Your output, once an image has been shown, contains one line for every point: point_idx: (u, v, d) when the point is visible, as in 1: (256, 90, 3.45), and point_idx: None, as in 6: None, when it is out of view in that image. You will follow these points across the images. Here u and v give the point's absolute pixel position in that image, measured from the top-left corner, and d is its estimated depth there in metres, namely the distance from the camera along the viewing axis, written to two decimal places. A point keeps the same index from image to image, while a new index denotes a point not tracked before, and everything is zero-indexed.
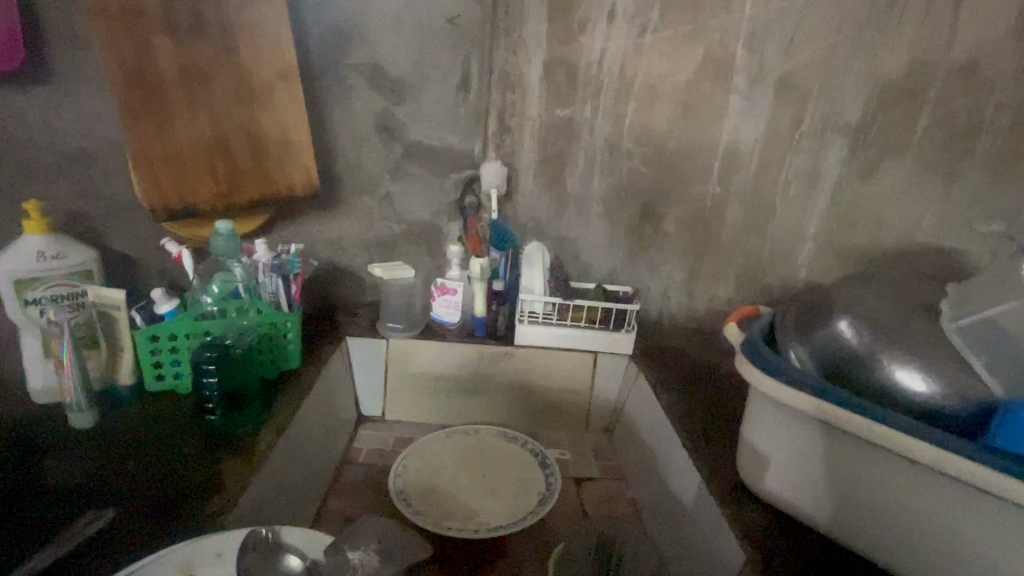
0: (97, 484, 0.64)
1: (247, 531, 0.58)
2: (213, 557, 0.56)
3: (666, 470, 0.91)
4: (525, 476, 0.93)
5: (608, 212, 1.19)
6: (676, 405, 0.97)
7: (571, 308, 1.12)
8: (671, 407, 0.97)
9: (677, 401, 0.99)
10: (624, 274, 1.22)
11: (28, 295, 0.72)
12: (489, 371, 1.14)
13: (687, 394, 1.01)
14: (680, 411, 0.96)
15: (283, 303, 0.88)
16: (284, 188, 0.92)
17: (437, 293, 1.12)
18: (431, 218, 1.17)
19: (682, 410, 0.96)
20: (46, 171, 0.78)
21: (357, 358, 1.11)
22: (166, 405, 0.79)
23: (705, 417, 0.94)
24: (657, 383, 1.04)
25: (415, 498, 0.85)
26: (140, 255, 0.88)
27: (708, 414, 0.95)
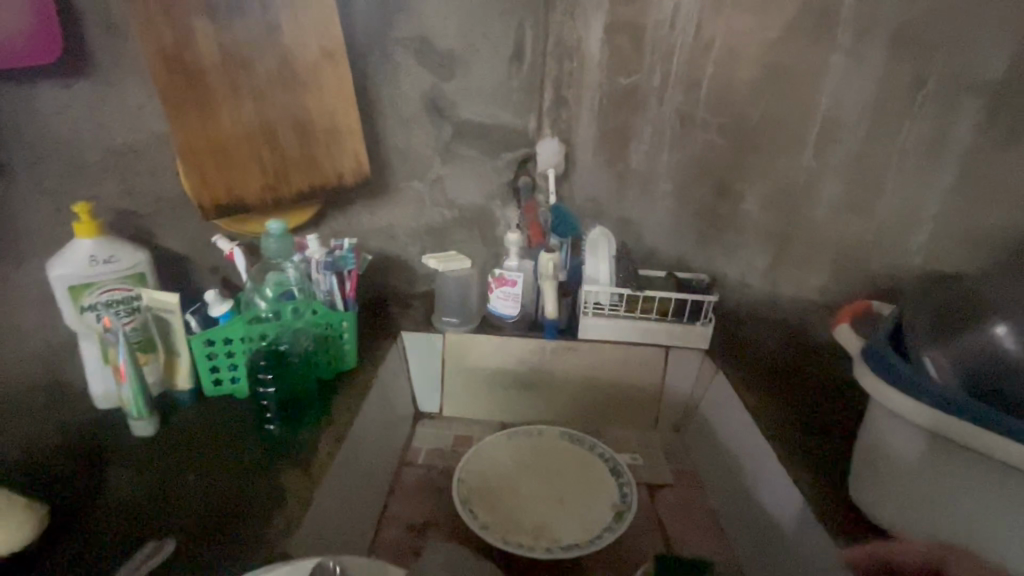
0: (158, 501, 0.61)
1: (317, 562, 0.54)
2: None
3: (757, 483, 0.82)
4: (597, 485, 0.86)
5: (681, 191, 1.06)
6: (760, 409, 0.89)
7: (640, 299, 1.02)
8: (755, 412, 0.89)
9: (763, 407, 0.90)
10: (697, 260, 1.10)
11: (84, 301, 0.70)
12: (551, 365, 1.05)
13: (772, 399, 0.92)
14: (766, 418, 0.87)
15: (338, 302, 0.82)
16: (334, 176, 0.86)
17: (494, 285, 1.03)
18: (483, 202, 1.07)
19: (768, 417, 0.87)
20: (94, 170, 0.74)
21: (412, 353, 1.04)
22: (226, 410, 0.76)
23: (796, 427, 0.85)
24: (739, 384, 0.95)
25: (480, 508, 0.81)
26: (191, 253, 0.84)
27: (799, 423, 0.86)
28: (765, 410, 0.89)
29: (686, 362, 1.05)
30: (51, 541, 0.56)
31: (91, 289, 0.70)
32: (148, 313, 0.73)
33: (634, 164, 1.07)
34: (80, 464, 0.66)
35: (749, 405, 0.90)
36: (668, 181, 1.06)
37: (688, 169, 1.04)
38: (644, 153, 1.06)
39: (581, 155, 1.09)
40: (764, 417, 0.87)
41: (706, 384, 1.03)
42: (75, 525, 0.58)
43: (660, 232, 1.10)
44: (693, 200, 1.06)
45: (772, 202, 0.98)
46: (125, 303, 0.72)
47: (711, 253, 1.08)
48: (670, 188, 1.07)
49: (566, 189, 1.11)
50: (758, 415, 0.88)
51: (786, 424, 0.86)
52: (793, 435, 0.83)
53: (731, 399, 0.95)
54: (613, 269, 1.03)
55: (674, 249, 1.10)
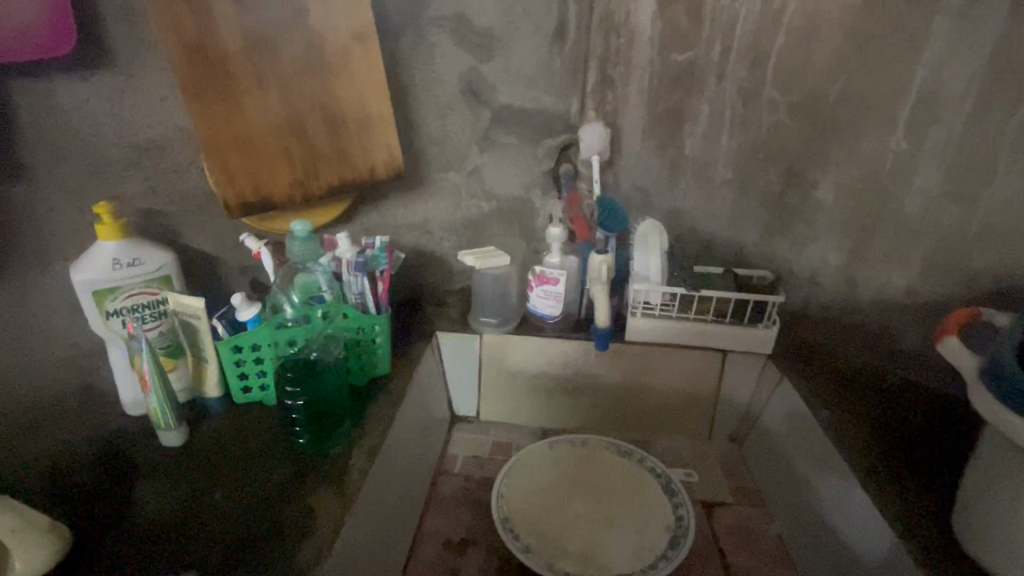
0: (185, 521, 0.58)
1: None
2: None
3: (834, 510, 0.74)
4: (649, 504, 0.79)
5: (744, 180, 0.94)
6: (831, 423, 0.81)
7: (696, 299, 0.91)
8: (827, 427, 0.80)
9: (835, 423, 0.81)
10: (760, 256, 0.99)
11: (109, 306, 0.67)
12: (597, 369, 0.97)
13: (850, 414, 0.83)
14: (843, 437, 0.78)
15: (370, 305, 0.78)
16: (366, 170, 0.80)
17: (534, 282, 0.94)
18: (522, 191, 0.97)
19: (848, 436, 0.78)
20: (117, 167, 0.71)
21: (447, 355, 0.98)
22: (255, 419, 0.72)
23: (874, 450, 0.76)
24: (810, 396, 0.86)
25: (523, 529, 0.75)
26: (219, 253, 0.81)
27: (876, 443, 0.77)
28: (840, 427, 0.80)
29: (744, 367, 0.96)
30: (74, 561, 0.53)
31: (115, 293, 0.67)
32: (175, 318, 0.70)
33: (687, 149, 0.94)
34: (107, 475, 0.63)
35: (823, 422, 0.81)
36: (728, 168, 0.94)
37: (754, 155, 0.92)
38: (700, 137, 0.93)
39: (628, 139, 0.95)
40: (836, 434, 0.79)
41: (769, 393, 0.93)
42: (98, 543, 0.55)
43: (720, 226, 0.99)
44: (757, 189, 0.94)
45: (850, 191, 0.90)
46: (151, 307, 0.69)
47: (775, 246, 0.97)
48: (730, 176, 0.94)
49: (610, 175, 0.97)
50: (833, 432, 0.79)
51: (864, 444, 0.77)
52: (869, 455, 0.75)
53: (803, 412, 0.85)
54: (665, 266, 0.92)
55: (733, 243, 0.99)
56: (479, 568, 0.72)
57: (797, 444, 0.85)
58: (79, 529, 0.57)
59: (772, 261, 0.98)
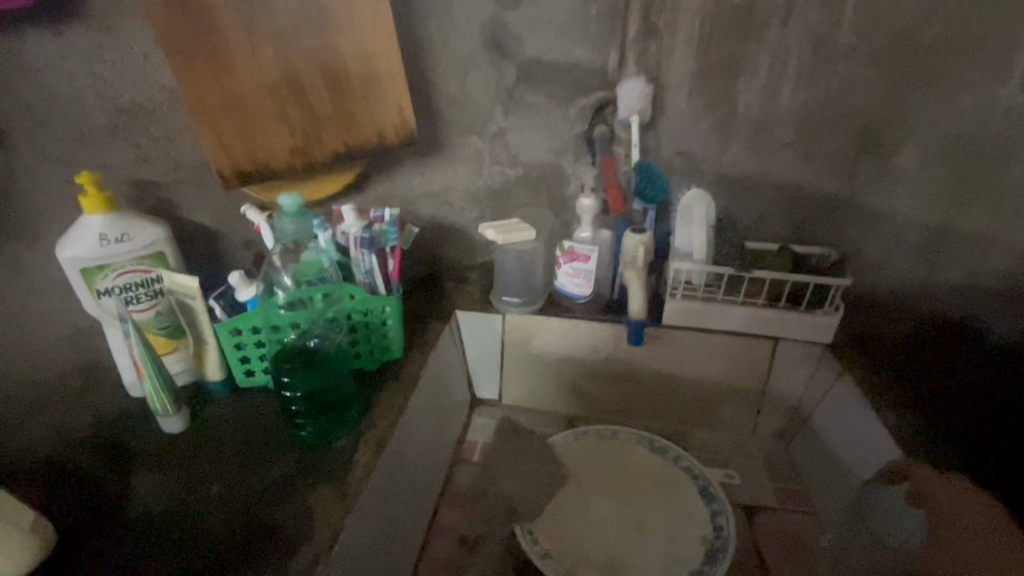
0: (177, 519, 0.55)
1: None
2: None
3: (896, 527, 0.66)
4: (681, 509, 0.72)
5: (809, 143, 0.82)
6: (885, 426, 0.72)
7: (746, 280, 0.80)
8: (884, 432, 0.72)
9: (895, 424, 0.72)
10: (822, 231, 0.87)
11: (100, 285, 0.63)
12: (631, 356, 0.87)
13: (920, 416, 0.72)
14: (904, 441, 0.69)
15: (379, 287, 0.71)
16: (374, 135, 0.72)
17: (562, 259, 0.85)
18: (551, 157, 0.87)
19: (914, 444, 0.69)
20: (102, 133, 0.67)
21: (468, 335, 0.90)
22: (259, 406, 0.68)
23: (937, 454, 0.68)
24: (875, 395, 0.75)
25: (541, 531, 0.69)
26: (219, 227, 0.76)
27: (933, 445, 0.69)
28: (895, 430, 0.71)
29: (800, 358, 0.84)
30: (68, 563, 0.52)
31: (106, 271, 0.63)
32: (171, 297, 0.66)
33: (741, 107, 0.81)
34: (107, 465, 0.61)
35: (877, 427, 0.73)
36: (790, 129, 0.81)
37: (822, 113, 0.79)
38: (758, 93, 0.80)
39: (671, 96, 0.82)
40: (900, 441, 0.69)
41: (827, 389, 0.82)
42: (93, 543, 0.54)
43: (775, 196, 0.86)
44: (825, 154, 0.82)
45: (939, 157, 0.78)
46: (145, 286, 0.65)
47: (845, 219, 0.85)
48: (792, 138, 0.82)
49: (650, 139, 0.85)
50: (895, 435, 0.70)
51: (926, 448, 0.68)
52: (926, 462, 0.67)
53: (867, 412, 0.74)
54: (712, 242, 0.81)
55: (792, 214, 0.87)
56: (493, 570, 0.67)
57: (860, 450, 0.74)
58: (76, 525, 0.55)
59: (835, 239, 0.87)
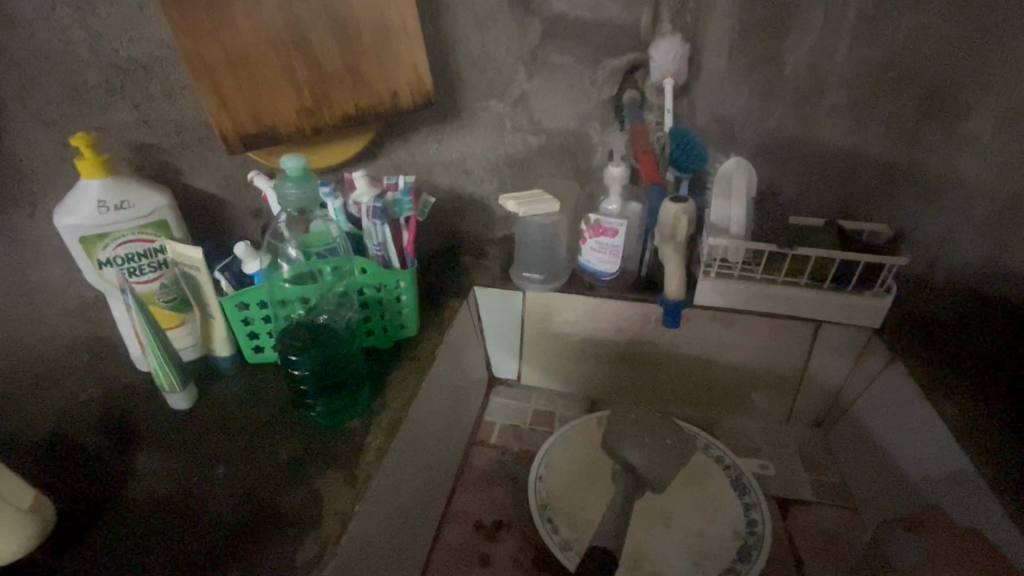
0: (183, 499, 0.54)
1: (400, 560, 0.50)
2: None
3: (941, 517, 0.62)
4: (713, 502, 0.68)
5: (865, 108, 0.74)
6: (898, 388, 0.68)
7: (789, 258, 0.74)
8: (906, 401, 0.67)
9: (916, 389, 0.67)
10: (873, 205, 0.80)
11: (100, 255, 0.60)
12: (659, 338, 0.82)
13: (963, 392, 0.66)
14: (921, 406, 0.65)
15: (392, 261, 0.67)
16: (386, 95, 0.67)
17: (588, 234, 0.78)
18: (577, 124, 0.80)
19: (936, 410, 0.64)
20: (99, 93, 0.64)
21: (486, 313, 0.86)
22: (269, 383, 0.66)
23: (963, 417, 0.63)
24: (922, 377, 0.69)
25: (562, 520, 0.66)
26: (226, 195, 0.74)
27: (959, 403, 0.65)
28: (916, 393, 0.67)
29: (843, 343, 0.78)
30: (73, 546, 0.50)
31: (105, 241, 0.60)
32: (176, 268, 0.63)
33: (789, 67, 0.73)
34: (116, 445, 0.60)
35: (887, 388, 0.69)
36: (844, 91, 0.73)
37: (882, 73, 0.71)
38: (809, 52, 0.71)
39: (710, 56, 0.74)
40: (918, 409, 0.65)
41: (872, 377, 0.76)
42: (98, 526, 0.52)
43: (823, 167, 0.79)
44: (883, 119, 0.74)
45: (1015, 122, 0.70)
46: (148, 257, 0.62)
47: (900, 193, 0.78)
48: (845, 102, 0.74)
49: (684, 106, 0.78)
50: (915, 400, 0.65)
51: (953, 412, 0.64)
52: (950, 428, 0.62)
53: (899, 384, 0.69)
54: (750, 214, 0.75)
55: (840, 186, 0.79)
56: (512, 559, 0.64)
57: (910, 444, 0.68)
58: (82, 508, 0.54)
59: (887, 215, 0.80)
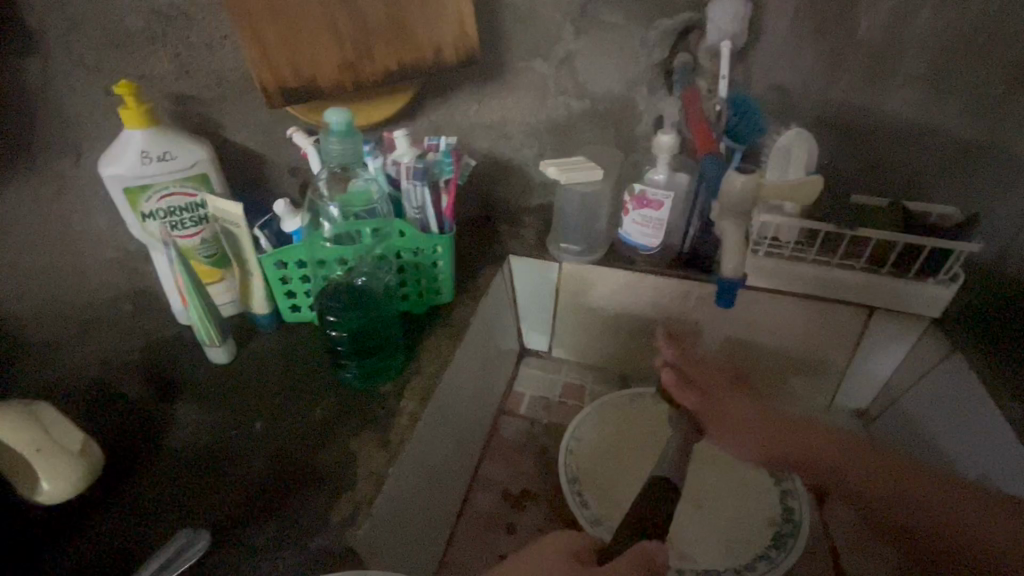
0: (222, 452, 0.55)
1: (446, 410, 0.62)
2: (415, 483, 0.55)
3: None
4: (746, 488, 0.66)
5: (944, 78, 0.67)
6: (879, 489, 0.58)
7: (846, 239, 0.68)
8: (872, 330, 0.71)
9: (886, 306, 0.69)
10: (943, 186, 0.74)
11: (143, 207, 0.61)
12: (699, 317, 0.79)
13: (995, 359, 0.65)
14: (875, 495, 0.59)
15: (430, 224, 0.66)
16: (430, 51, 0.64)
17: (630, 205, 0.75)
18: (625, 89, 0.75)
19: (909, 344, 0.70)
20: (141, 41, 0.63)
21: (520, 282, 0.84)
22: (304, 343, 0.66)
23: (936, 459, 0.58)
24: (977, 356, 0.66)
25: (591, 494, 0.65)
26: (265, 150, 0.73)
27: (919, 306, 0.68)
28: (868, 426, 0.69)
29: (895, 331, 0.74)
30: (119, 492, 0.52)
31: (148, 193, 0.60)
32: (215, 224, 0.63)
33: (862, 31, 0.66)
34: (158, 397, 0.61)
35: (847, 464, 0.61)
36: (923, 59, 0.67)
37: (967, 39, 0.65)
38: (887, 14, 0.65)
39: (778, 15, 0.68)
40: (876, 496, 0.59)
41: (925, 369, 0.72)
42: (142, 475, 0.53)
43: (891, 142, 0.73)
44: (965, 91, 0.68)
45: None
46: (190, 211, 0.62)
47: (974, 173, 0.72)
48: (923, 72, 0.68)
49: (740, 71, 0.72)
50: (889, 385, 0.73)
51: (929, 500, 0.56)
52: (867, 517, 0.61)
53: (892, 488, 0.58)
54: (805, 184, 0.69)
55: (908, 163, 0.74)
56: (539, 528, 0.64)
57: (971, 438, 0.64)
58: (126, 455, 0.55)
59: (957, 197, 0.74)
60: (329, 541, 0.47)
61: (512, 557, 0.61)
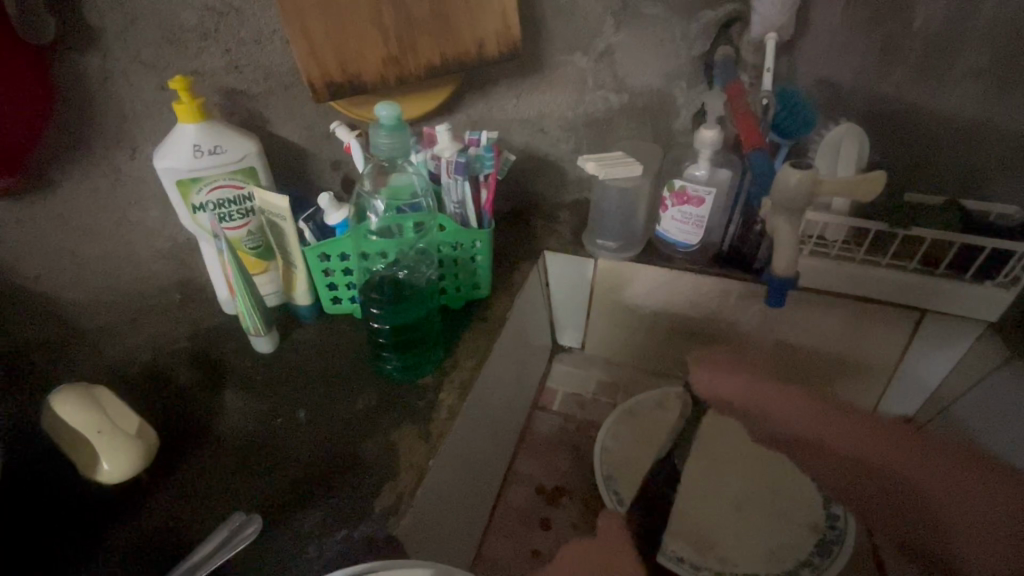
0: (267, 438, 0.56)
1: (476, 405, 0.61)
2: (451, 474, 0.56)
3: None
4: (787, 492, 0.64)
5: (1008, 70, 0.64)
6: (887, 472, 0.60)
7: (898, 238, 0.67)
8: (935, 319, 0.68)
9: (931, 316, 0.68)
10: (1003, 185, 0.71)
11: (194, 200, 0.62)
12: (739, 317, 0.77)
13: None
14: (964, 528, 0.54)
15: (469, 218, 0.66)
16: (473, 47, 0.65)
17: (669, 201, 0.73)
18: (665, 83, 0.74)
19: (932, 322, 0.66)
20: (193, 37, 0.65)
21: (554, 277, 0.83)
22: (344, 334, 0.68)
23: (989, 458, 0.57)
24: None
25: (629, 493, 0.63)
26: (308, 145, 0.75)
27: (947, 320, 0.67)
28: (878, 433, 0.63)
29: (948, 334, 0.71)
30: (170, 476, 0.54)
31: (199, 186, 0.62)
32: (262, 216, 0.65)
33: (919, 22, 0.64)
34: (205, 383, 0.63)
35: (921, 471, 0.58)
36: (986, 50, 0.64)
37: None
38: (946, 2, 0.62)
39: (828, 3, 0.65)
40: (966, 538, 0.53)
41: (979, 376, 0.69)
42: (192, 461, 0.55)
43: (948, 139, 0.70)
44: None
45: None
46: (237, 203, 0.64)
47: None
48: (984, 65, 0.64)
49: (784, 64, 0.70)
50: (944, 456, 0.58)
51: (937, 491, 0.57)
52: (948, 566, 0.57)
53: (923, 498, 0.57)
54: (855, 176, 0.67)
55: (965, 160, 0.70)
56: (574, 526, 0.63)
57: None
58: (174, 439, 0.57)
59: (1017, 196, 0.71)
60: (371, 528, 0.48)
61: (547, 553, 0.61)
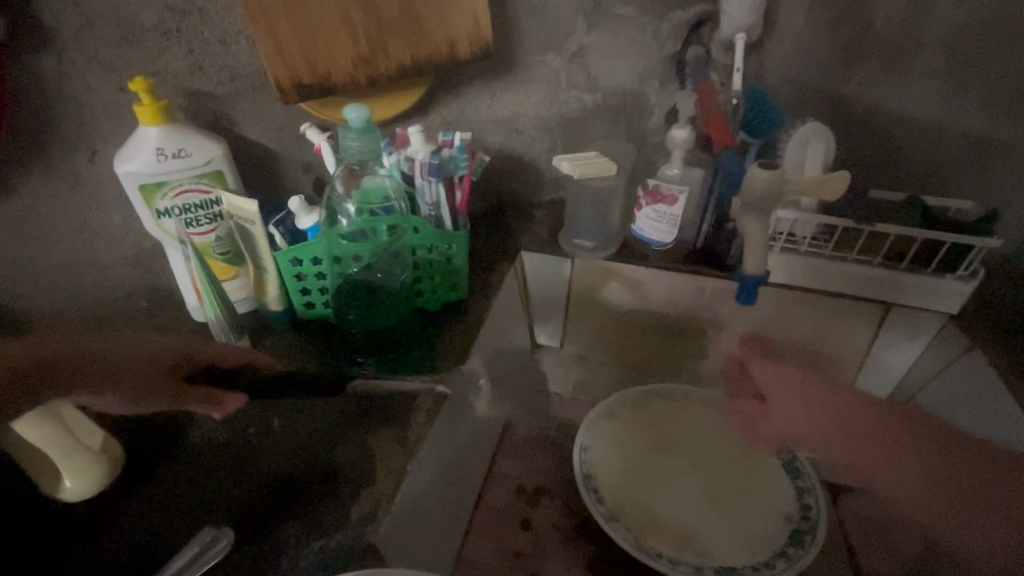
0: (240, 448, 0.55)
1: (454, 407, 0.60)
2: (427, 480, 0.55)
3: None
4: (761, 483, 0.65)
5: (962, 71, 0.67)
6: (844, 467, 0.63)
7: (864, 234, 0.68)
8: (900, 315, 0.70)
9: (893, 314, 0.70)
10: (961, 180, 0.73)
11: (158, 205, 0.61)
12: (714, 313, 0.78)
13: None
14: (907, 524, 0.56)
15: (444, 219, 0.65)
16: (445, 46, 0.64)
17: (644, 200, 0.73)
18: (638, 83, 0.75)
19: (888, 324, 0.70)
20: (154, 37, 0.63)
21: (531, 278, 0.83)
22: (318, 340, 0.67)
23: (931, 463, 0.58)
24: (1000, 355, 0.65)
25: (608, 492, 0.63)
26: (278, 147, 0.73)
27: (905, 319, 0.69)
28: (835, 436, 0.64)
29: (911, 326, 0.73)
30: (141, 488, 0.52)
31: (163, 190, 0.60)
32: (231, 221, 0.63)
33: (879, 24, 0.66)
34: None
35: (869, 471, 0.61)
36: (943, 50, 0.66)
37: (984, 32, 0.64)
38: (902, 4, 0.64)
39: (793, 4, 0.66)
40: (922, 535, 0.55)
41: (942, 365, 0.72)
42: (161, 473, 0.54)
43: (909, 136, 0.72)
44: (980, 84, 0.67)
45: None
46: (205, 208, 0.62)
47: (992, 167, 0.71)
48: (939, 65, 0.67)
49: (753, 64, 0.71)
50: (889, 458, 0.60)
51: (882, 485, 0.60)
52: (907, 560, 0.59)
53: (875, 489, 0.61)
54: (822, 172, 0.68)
55: (926, 157, 0.73)
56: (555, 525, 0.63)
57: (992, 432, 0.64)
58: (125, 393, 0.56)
59: (975, 191, 0.73)
60: (350, 538, 0.47)
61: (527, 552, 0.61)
